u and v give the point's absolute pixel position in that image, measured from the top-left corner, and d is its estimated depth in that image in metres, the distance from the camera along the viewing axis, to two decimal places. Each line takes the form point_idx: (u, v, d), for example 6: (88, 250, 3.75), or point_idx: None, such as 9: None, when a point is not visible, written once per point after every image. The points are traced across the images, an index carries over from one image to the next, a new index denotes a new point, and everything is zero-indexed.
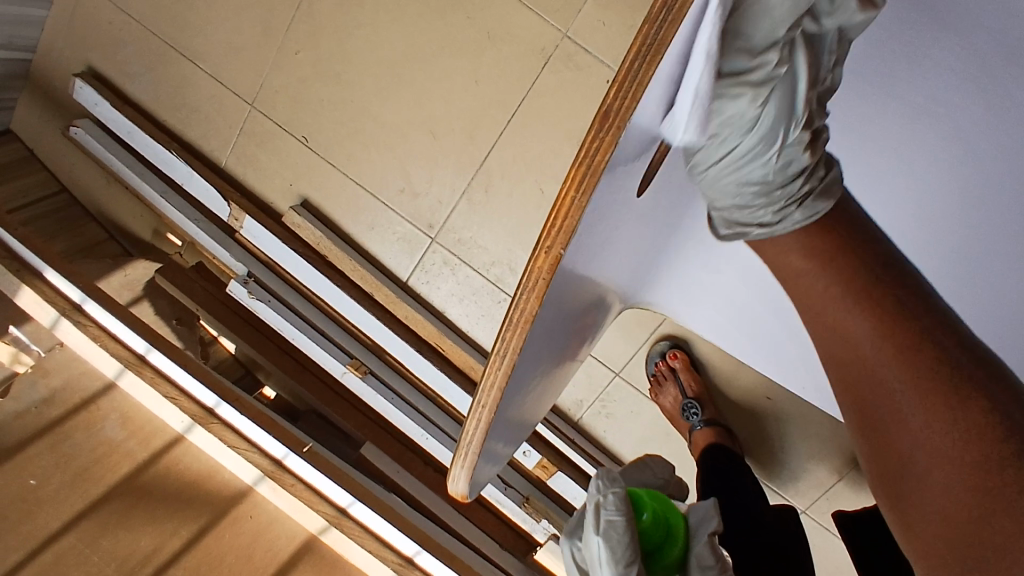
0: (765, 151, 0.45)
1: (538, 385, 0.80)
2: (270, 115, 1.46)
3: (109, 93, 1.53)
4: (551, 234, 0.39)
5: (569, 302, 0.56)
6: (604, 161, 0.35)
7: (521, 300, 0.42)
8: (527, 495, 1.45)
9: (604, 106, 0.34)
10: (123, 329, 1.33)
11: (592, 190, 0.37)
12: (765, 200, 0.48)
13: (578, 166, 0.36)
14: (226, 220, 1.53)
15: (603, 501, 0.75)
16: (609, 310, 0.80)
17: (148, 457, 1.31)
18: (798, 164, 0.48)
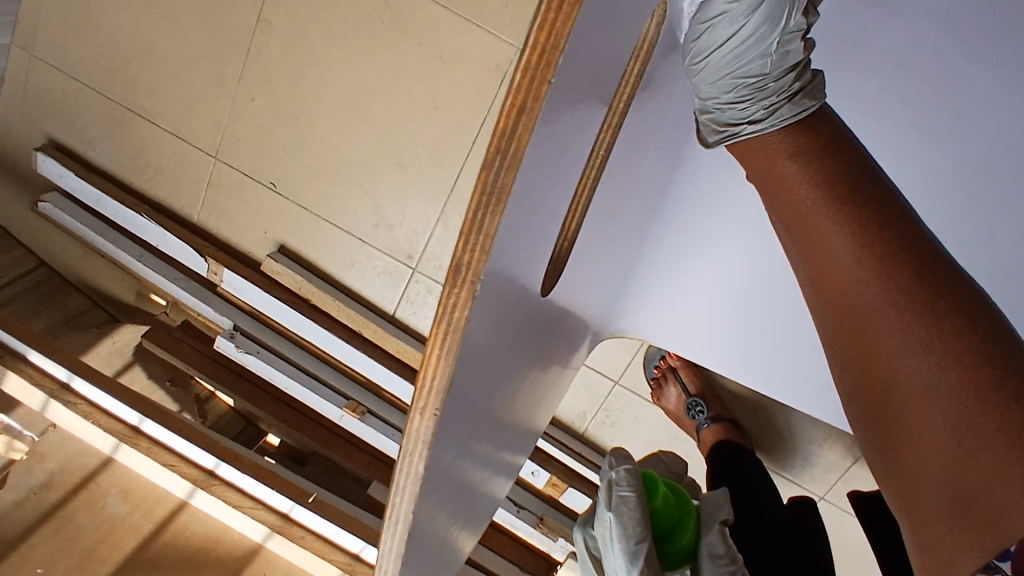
0: (768, 25, 0.44)
1: (492, 459, 0.72)
2: (235, 165, 1.44)
3: (73, 164, 1.52)
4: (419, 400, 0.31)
5: (476, 394, 0.49)
6: (459, 328, 0.28)
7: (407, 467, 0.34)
8: (541, 516, 1.43)
9: (452, 266, 0.27)
10: (114, 403, 1.31)
11: (458, 350, 0.29)
12: (756, 93, 0.47)
13: (433, 336, 0.29)
14: (205, 275, 1.52)
15: (615, 478, 0.82)
16: (551, 360, 0.73)
17: (154, 528, 1.30)
18: (794, 56, 0.45)
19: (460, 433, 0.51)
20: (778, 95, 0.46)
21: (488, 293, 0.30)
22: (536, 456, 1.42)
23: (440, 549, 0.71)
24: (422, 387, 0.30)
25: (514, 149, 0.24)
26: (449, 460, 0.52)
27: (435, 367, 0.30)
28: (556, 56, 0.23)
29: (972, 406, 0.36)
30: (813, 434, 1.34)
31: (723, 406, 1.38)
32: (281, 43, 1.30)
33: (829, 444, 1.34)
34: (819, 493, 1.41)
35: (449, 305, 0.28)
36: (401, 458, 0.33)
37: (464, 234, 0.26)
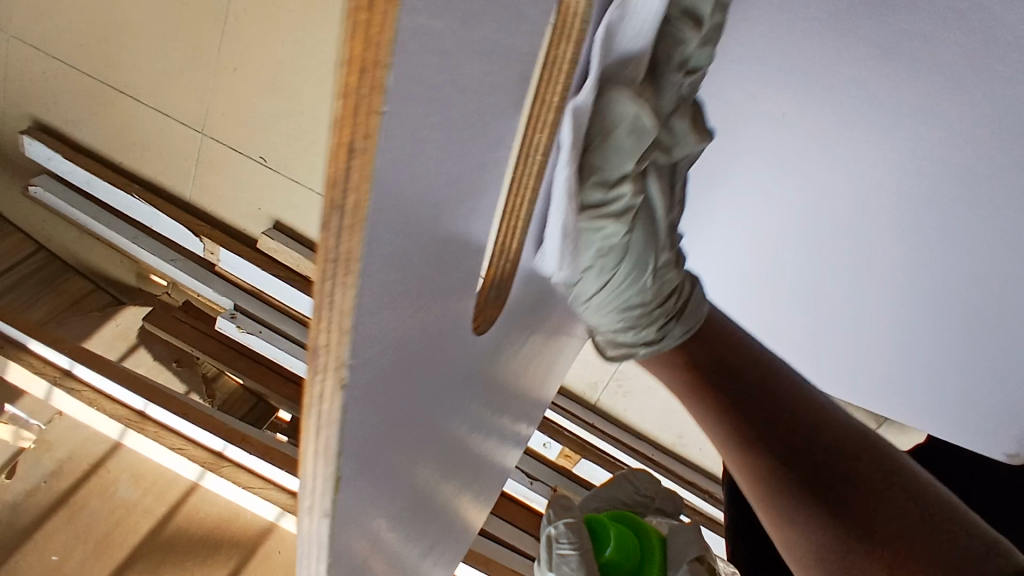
0: (639, 276, 0.55)
1: (484, 449, 0.67)
2: (223, 140, 1.39)
3: (62, 146, 1.49)
4: (306, 504, 0.26)
5: (442, 426, 0.42)
6: (336, 442, 0.24)
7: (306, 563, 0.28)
8: (555, 487, 1.41)
9: (306, 395, 0.23)
10: (117, 389, 1.31)
11: (337, 447, 0.24)
12: (648, 321, 0.60)
13: (303, 449, 0.24)
14: (202, 254, 1.49)
15: (556, 535, 0.75)
16: (531, 333, 0.67)
17: (167, 511, 1.30)
18: (668, 283, 0.59)
19: (444, 437, 0.44)
20: (666, 313, 0.61)
21: (371, 388, 0.26)
22: (548, 428, 1.39)
23: (438, 551, 0.66)
24: (307, 486, 0.25)
25: (354, 209, 0.19)
26: (429, 468, 0.45)
27: (316, 487, 0.25)
28: (382, 73, 0.17)
29: (856, 484, 0.46)
30: None
31: None
32: (256, 9, 1.21)
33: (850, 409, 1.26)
34: None
35: (315, 426, 0.24)
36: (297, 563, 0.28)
37: (309, 360, 0.22)
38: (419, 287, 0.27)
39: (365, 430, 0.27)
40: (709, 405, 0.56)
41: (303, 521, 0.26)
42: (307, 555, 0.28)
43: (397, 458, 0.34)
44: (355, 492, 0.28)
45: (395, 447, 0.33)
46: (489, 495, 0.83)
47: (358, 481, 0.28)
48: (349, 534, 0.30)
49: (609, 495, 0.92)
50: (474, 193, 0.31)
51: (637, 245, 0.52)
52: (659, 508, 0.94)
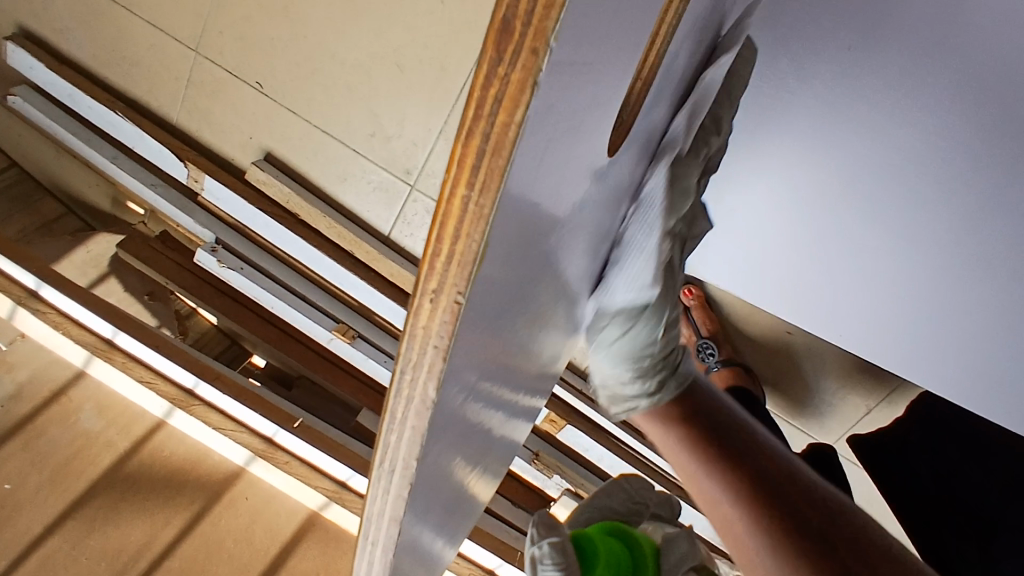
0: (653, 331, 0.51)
1: (496, 431, 0.59)
2: (219, 61, 1.30)
3: (48, 57, 1.38)
4: (431, 302, 0.23)
5: (530, 314, 0.38)
6: (485, 222, 0.20)
7: (414, 378, 0.25)
8: (536, 452, 1.37)
9: (462, 139, 0.19)
10: (85, 314, 1.22)
11: (486, 229, 0.21)
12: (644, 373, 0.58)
13: (441, 217, 0.21)
14: (186, 182, 1.40)
15: (538, 554, 0.66)
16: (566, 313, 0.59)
17: (130, 446, 1.24)
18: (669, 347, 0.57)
19: (526, 327, 0.40)
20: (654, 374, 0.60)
21: (532, 164, 0.22)
22: None
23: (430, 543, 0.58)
24: (436, 276, 0.22)
25: None
26: (501, 369, 0.40)
27: (449, 276, 0.22)
28: None
29: None
30: (829, 385, 1.24)
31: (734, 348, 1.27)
32: None
33: (845, 392, 1.23)
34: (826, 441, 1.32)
35: (474, 180, 0.20)
36: (399, 369, 0.25)
37: (480, 81, 0.19)
38: (577, 105, 0.24)
39: (504, 233, 0.23)
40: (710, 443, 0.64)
41: (422, 320, 0.23)
42: (410, 369, 0.25)
43: (503, 318, 0.30)
44: (482, 300, 0.25)
45: (513, 290, 0.29)
46: (497, 471, 0.77)
47: (479, 302, 0.25)
48: (461, 362, 0.27)
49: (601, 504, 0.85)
50: (614, 32, 0.25)
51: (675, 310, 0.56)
52: (651, 515, 0.88)
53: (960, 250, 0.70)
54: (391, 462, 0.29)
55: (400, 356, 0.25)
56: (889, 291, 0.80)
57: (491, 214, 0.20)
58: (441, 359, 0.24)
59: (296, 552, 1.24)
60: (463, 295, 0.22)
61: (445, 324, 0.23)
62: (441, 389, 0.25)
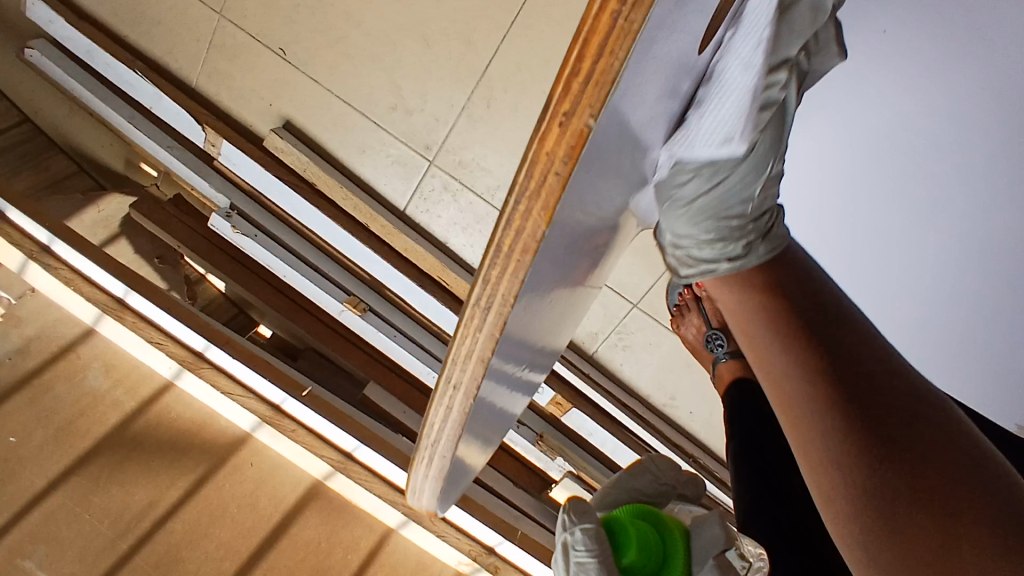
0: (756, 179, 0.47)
1: (511, 365, 0.60)
2: (242, 25, 1.30)
3: (69, 13, 1.36)
4: (564, 125, 0.25)
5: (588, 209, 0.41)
6: (631, 41, 0.23)
7: (527, 208, 0.28)
8: (541, 433, 1.38)
9: None
10: (97, 272, 1.22)
11: (631, 48, 0.23)
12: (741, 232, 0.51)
13: (587, 37, 0.23)
14: (202, 146, 1.39)
15: (573, 542, 0.73)
16: (578, 264, 0.61)
17: (137, 406, 1.23)
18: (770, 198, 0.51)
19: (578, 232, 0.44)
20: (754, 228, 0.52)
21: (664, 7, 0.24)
22: None
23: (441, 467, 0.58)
24: (571, 99, 0.24)
25: None
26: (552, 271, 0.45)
27: (585, 97, 0.24)
28: None
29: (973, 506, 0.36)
30: None
31: None
32: None
33: None
34: None
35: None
36: (514, 199, 0.28)
37: None
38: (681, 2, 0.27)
39: (630, 76, 0.26)
40: (772, 328, 0.49)
41: (548, 146, 0.25)
42: (524, 200, 0.28)
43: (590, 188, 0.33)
44: (597, 144, 0.27)
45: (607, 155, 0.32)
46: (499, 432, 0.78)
47: (595, 146, 0.27)
48: (567, 201, 0.29)
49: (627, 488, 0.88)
50: None
51: (789, 118, 0.45)
52: (679, 494, 0.91)
53: (992, 236, 0.75)
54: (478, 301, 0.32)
55: (514, 188, 0.28)
56: (911, 274, 0.81)
57: (635, 37, 0.23)
58: (560, 187, 0.26)
59: (299, 520, 1.24)
60: (595, 118, 0.24)
61: (573, 146, 0.25)
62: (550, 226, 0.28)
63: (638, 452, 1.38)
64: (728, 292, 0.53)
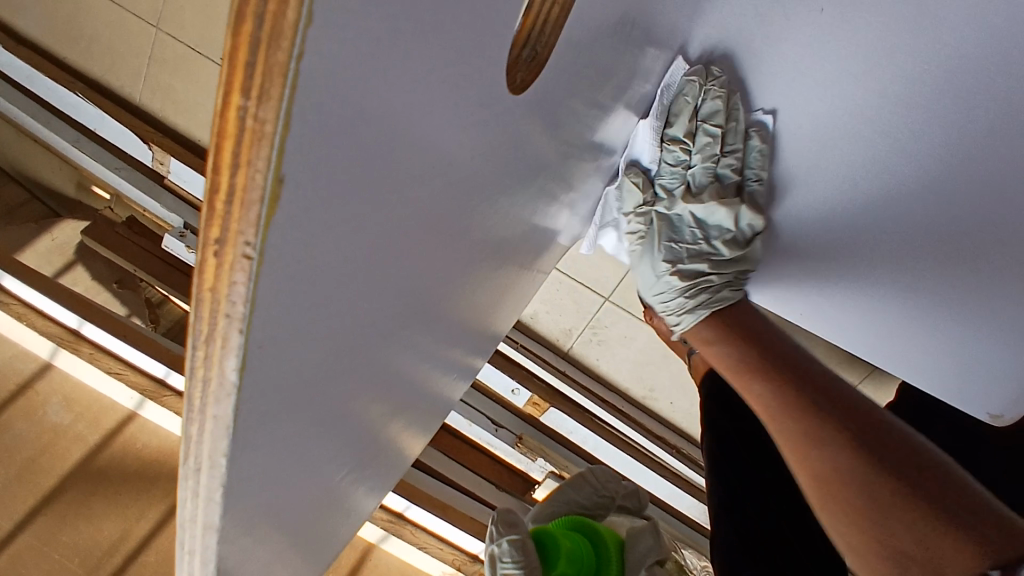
0: (658, 269, 0.73)
1: (430, 366, 0.54)
2: (180, 37, 1.22)
3: (3, 37, 1.31)
4: (217, 248, 0.20)
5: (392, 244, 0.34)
6: (274, 149, 0.18)
7: (198, 353, 0.22)
8: (519, 435, 1.35)
9: (228, 47, 0.17)
10: (49, 304, 1.16)
11: (278, 155, 0.18)
12: (673, 302, 0.73)
13: (220, 135, 0.18)
14: (151, 165, 1.36)
15: (499, 552, 0.75)
16: (500, 245, 0.54)
17: (101, 439, 1.20)
18: (681, 275, 0.72)
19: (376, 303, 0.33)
20: (682, 299, 0.71)
21: (352, 71, 0.19)
22: (516, 373, 1.33)
23: (350, 494, 0.53)
24: (217, 216, 0.19)
25: None
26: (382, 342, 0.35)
27: (233, 219, 0.19)
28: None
29: (910, 460, 0.49)
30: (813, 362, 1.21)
31: None
32: None
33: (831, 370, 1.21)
34: None
35: (251, 85, 0.17)
36: (189, 357, 0.22)
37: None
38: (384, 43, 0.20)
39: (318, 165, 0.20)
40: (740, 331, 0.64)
41: (208, 281, 0.20)
42: (202, 345, 0.22)
43: (344, 270, 0.28)
44: (288, 248, 0.21)
45: (354, 234, 0.26)
46: (431, 425, 0.72)
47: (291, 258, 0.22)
48: (269, 322, 0.23)
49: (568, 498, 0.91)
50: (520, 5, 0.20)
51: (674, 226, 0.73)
52: (620, 504, 0.95)
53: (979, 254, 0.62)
54: (196, 461, 0.26)
55: (191, 330, 0.22)
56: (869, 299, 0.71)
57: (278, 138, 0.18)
58: (236, 332, 0.21)
59: None
60: (255, 246, 0.20)
61: (237, 273, 0.20)
62: (245, 369, 0.23)
63: (620, 447, 1.36)
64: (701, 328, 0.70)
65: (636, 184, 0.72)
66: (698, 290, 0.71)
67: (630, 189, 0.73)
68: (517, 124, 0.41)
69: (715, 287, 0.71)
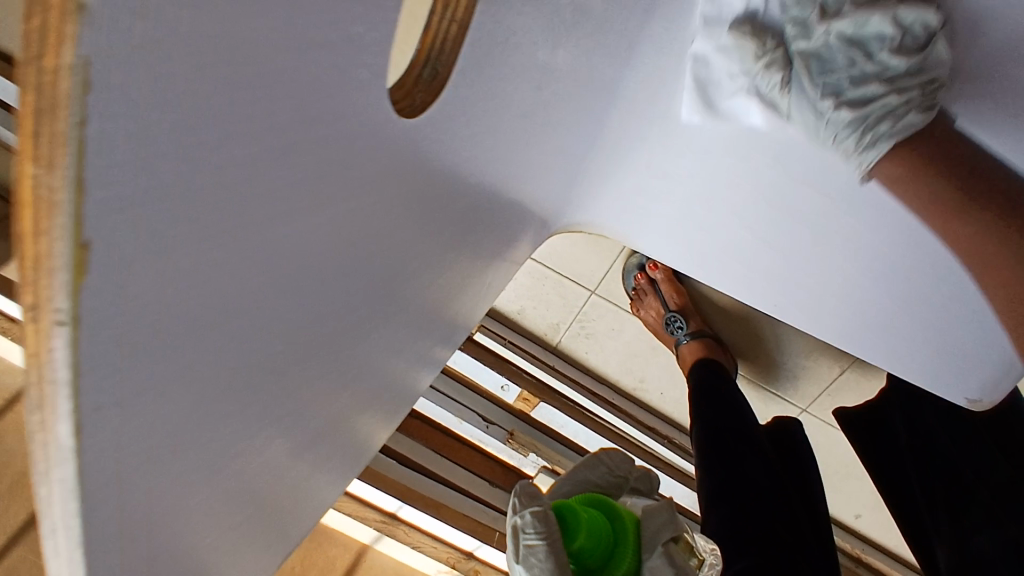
0: (796, 98, 0.51)
1: (375, 373, 0.53)
2: None
3: None
4: (28, 316, 0.20)
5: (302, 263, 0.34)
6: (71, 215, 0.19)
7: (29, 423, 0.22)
8: (511, 431, 1.35)
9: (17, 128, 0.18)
10: None
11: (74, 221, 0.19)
12: (852, 131, 0.50)
13: (19, 210, 0.19)
14: None
15: (520, 524, 0.67)
16: (448, 246, 0.54)
17: None
18: (874, 88, 0.48)
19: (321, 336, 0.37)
20: (924, 103, 0.48)
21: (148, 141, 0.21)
22: (506, 369, 1.32)
23: (322, 494, 0.56)
24: (24, 286, 0.20)
25: None
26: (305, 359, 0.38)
27: (43, 284, 0.20)
28: None
29: None
30: (797, 346, 1.21)
31: (705, 320, 1.28)
32: None
33: (817, 355, 1.21)
34: (801, 406, 1.31)
35: (41, 156, 0.18)
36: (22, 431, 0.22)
37: (25, 84, 0.17)
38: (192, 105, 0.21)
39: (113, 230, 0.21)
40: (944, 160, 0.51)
41: (29, 346, 0.20)
42: (33, 415, 0.22)
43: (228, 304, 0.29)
44: (113, 303, 0.22)
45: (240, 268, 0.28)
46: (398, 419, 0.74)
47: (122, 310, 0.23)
48: (109, 375, 0.24)
49: (584, 477, 0.87)
50: None
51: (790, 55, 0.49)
52: (633, 487, 0.94)
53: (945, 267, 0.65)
54: (52, 522, 0.25)
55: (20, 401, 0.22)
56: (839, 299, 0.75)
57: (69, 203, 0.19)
58: (62, 393, 0.21)
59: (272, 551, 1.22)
60: (67, 305, 0.20)
61: (50, 334, 0.20)
62: (81, 432, 0.23)
63: (610, 439, 1.36)
64: (886, 163, 0.52)
65: (750, 37, 0.49)
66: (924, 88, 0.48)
67: (742, 46, 0.50)
68: (434, 132, 0.41)
69: (899, 106, 0.48)
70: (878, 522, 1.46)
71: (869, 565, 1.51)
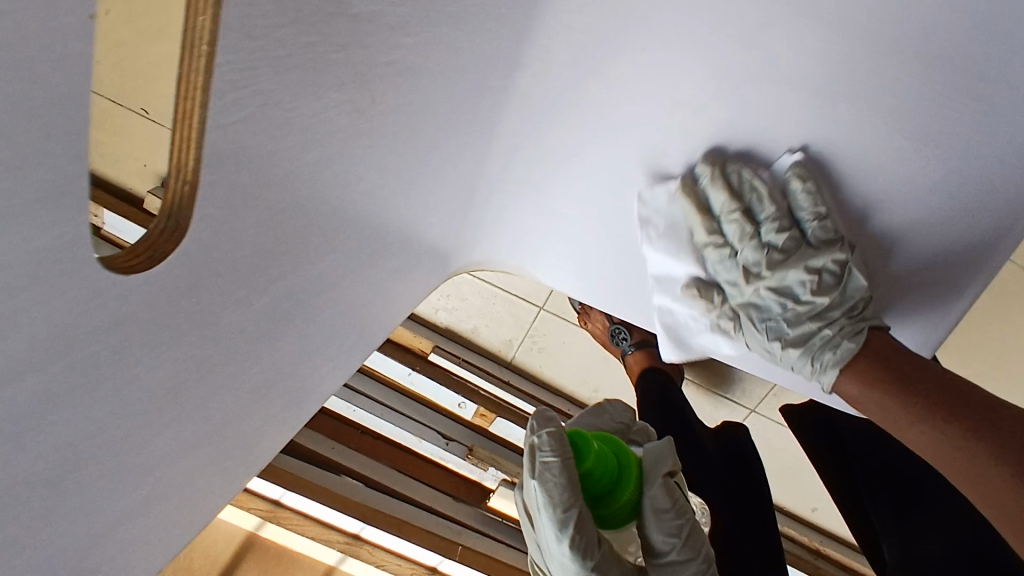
0: (746, 324, 0.67)
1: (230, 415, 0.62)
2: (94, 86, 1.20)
3: None
4: None
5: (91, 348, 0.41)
6: None
7: None
8: (470, 446, 1.39)
9: None
10: None
11: None
12: (801, 353, 0.66)
13: None
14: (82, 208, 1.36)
15: (537, 442, 0.69)
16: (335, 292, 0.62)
17: None
18: (805, 308, 0.65)
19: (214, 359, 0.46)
20: (854, 333, 0.64)
21: None
22: (462, 388, 1.37)
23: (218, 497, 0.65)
24: None
25: None
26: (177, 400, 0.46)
27: None
28: None
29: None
30: None
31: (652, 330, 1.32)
32: None
33: None
34: (750, 406, 1.36)
35: None
36: None
37: None
38: None
39: None
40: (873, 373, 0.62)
41: None
42: None
43: None
44: None
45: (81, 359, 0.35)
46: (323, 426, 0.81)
47: None
48: None
49: (584, 423, 0.89)
50: None
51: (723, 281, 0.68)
52: (632, 439, 0.90)
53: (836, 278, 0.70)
54: None
55: None
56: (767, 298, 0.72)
57: None
58: None
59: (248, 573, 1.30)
60: None
61: None
62: None
63: None
64: (844, 376, 0.64)
65: (698, 297, 0.68)
66: (849, 316, 0.64)
67: (696, 300, 0.69)
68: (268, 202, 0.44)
69: (831, 338, 0.64)
70: (834, 514, 1.51)
71: (828, 555, 1.56)
